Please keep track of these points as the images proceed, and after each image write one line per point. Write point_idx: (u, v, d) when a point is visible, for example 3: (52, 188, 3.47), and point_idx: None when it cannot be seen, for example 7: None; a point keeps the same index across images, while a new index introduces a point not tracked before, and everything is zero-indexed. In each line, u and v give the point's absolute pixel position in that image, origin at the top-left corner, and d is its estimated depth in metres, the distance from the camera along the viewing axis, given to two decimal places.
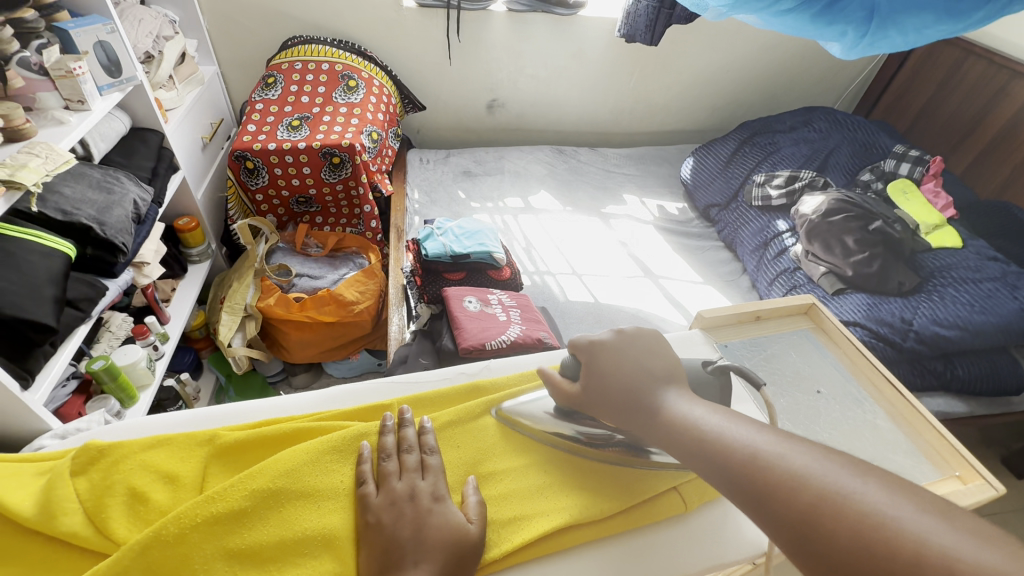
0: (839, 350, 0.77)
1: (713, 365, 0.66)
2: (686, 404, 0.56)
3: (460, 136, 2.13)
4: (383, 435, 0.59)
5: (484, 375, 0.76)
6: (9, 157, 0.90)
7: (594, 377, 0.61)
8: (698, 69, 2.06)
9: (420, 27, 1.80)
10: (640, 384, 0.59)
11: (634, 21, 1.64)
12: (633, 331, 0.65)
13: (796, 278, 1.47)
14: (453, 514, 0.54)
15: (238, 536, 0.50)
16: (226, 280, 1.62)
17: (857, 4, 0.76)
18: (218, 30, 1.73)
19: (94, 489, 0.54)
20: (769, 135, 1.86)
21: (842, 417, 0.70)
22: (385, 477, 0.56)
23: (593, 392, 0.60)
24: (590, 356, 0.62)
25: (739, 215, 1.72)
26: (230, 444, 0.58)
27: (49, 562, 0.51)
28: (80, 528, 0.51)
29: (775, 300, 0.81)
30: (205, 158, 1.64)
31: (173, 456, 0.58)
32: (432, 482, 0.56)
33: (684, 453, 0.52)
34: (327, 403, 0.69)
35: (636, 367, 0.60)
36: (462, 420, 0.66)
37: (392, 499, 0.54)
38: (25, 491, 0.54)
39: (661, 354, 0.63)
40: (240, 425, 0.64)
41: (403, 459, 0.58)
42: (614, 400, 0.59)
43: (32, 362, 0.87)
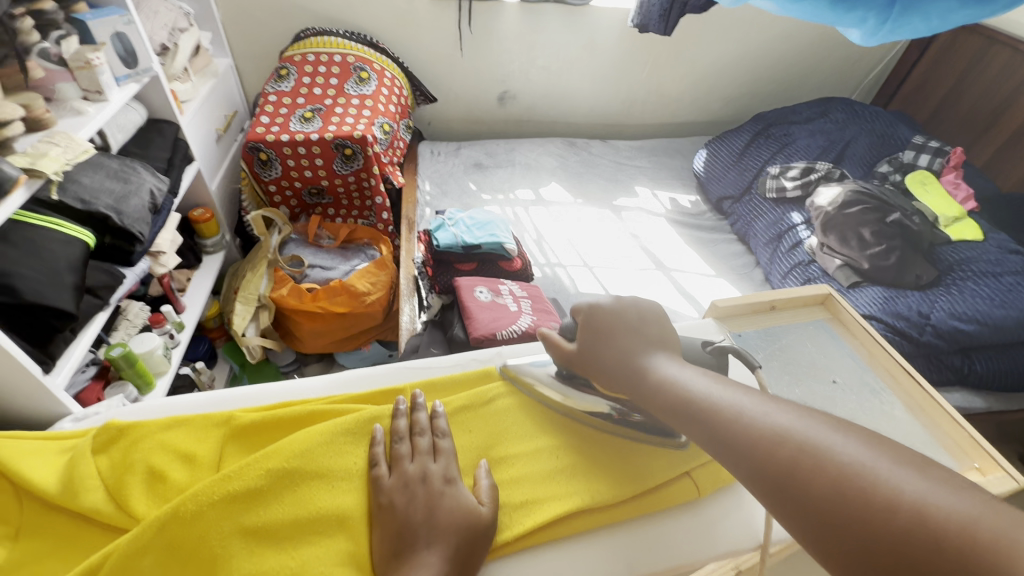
0: (856, 342, 0.76)
1: (712, 346, 0.67)
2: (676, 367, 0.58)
3: (471, 129, 2.13)
4: (396, 418, 0.60)
5: (496, 362, 0.76)
6: (30, 146, 0.91)
7: (588, 341, 0.64)
8: (712, 60, 2.03)
9: (432, 18, 1.80)
10: (633, 349, 0.60)
11: (648, 9, 1.62)
12: (632, 300, 0.67)
13: (810, 271, 1.45)
14: (464, 497, 0.54)
15: (254, 515, 0.51)
16: (240, 271, 1.64)
17: None
18: (232, 23, 1.74)
19: (114, 468, 0.55)
20: (784, 126, 1.83)
21: (858, 408, 0.69)
22: (397, 459, 0.56)
23: (586, 353, 0.63)
24: (586, 321, 0.64)
25: (752, 207, 1.70)
26: (245, 424, 0.59)
27: (71, 538, 0.53)
28: (102, 505, 0.53)
29: (790, 291, 0.80)
30: (220, 150, 1.66)
31: (191, 436, 0.59)
32: (444, 465, 0.56)
33: (670, 412, 0.54)
34: (341, 387, 0.69)
35: (629, 331, 0.62)
36: (474, 405, 0.66)
37: (404, 482, 0.54)
38: (50, 469, 0.56)
39: (656, 325, 0.65)
40: (255, 407, 0.65)
41: (416, 441, 0.58)
42: (608, 363, 0.61)
43: (52, 347, 0.89)
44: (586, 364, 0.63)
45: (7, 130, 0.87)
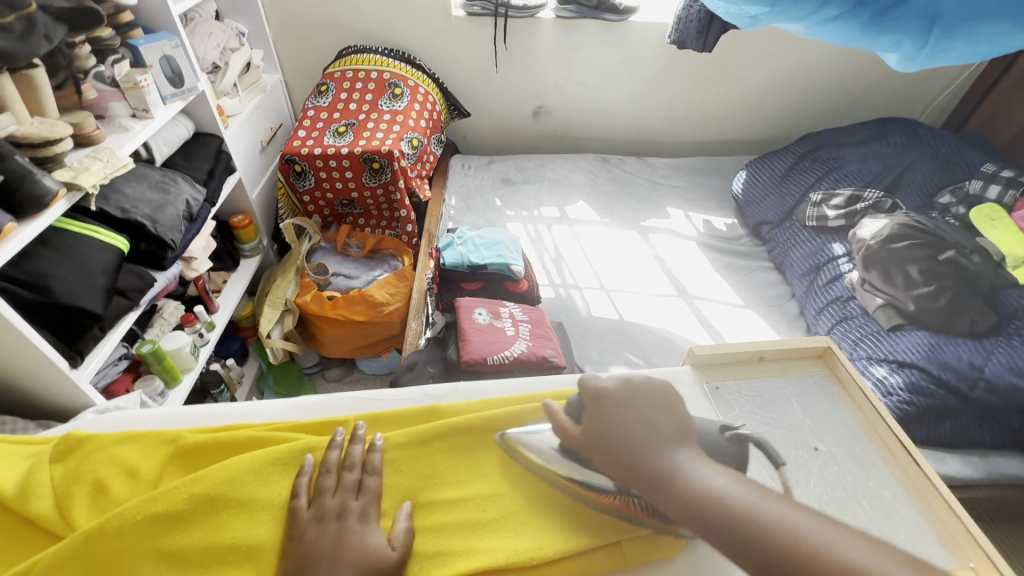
0: (852, 404, 0.69)
1: (732, 434, 0.57)
2: (705, 471, 0.48)
3: (505, 143, 2.14)
4: (329, 449, 0.62)
5: (448, 399, 0.73)
6: (77, 161, 1.02)
7: (594, 418, 0.56)
8: (759, 76, 1.92)
9: (469, 35, 1.83)
10: (654, 436, 0.52)
11: (685, 26, 1.56)
12: (643, 384, 0.58)
13: (847, 309, 1.35)
14: (373, 538, 0.54)
15: (171, 538, 0.54)
16: (273, 275, 1.73)
17: (918, 8, 0.63)
18: (283, 41, 1.85)
19: (66, 478, 0.60)
20: (834, 149, 1.70)
21: (838, 480, 0.60)
22: (319, 493, 0.58)
23: (594, 449, 0.54)
24: (594, 402, 0.57)
25: (791, 235, 1.59)
26: (190, 445, 0.63)
27: (15, 539, 0.57)
28: (46, 512, 0.57)
29: (782, 340, 0.73)
30: (263, 160, 1.77)
31: (141, 451, 0.63)
32: (363, 503, 0.58)
33: (711, 532, 0.44)
34: (291, 413, 0.71)
35: (640, 424, 0.53)
36: (413, 443, 0.65)
37: (320, 515, 0.55)
38: (12, 472, 0.61)
39: (674, 413, 0.55)
40: (206, 428, 0.68)
41: (342, 476, 0.60)
42: (621, 458, 0.51)
43: (81, 344, 0.98)
44: (594, 455, 0.54)
45: (57, 146, 0.96)
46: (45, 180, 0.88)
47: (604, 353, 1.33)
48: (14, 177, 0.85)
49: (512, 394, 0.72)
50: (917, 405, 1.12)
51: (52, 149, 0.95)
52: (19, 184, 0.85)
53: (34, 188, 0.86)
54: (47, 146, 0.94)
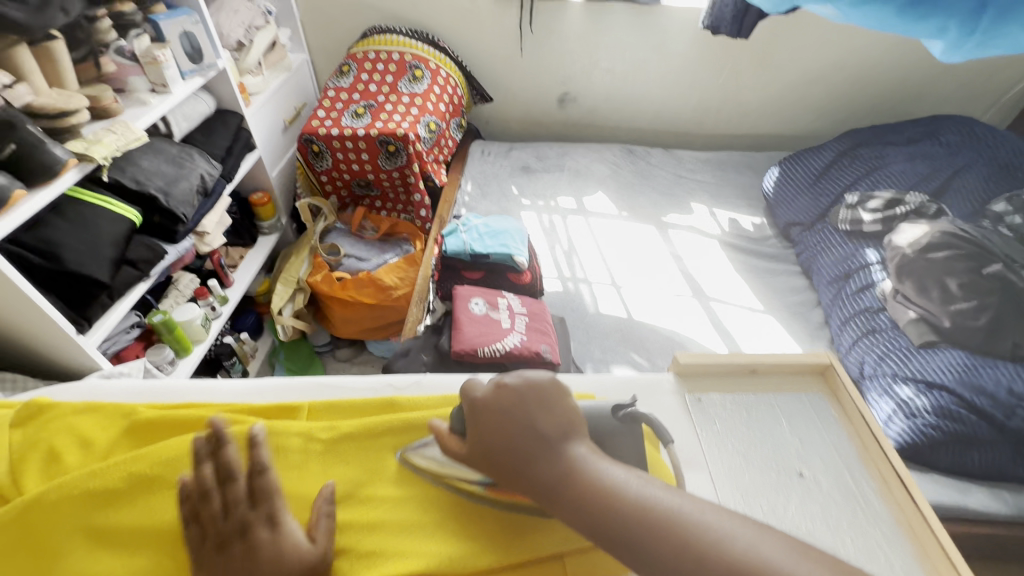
0: (852, 429, 0.65)
1: (624, 412, 0.58)
2: (596, 467, 0.49)
3: (529, 130, 2.09)
4: (202, 467, 0.54)
5: (411, 391, 0.72)
6: (92, 132, 1.04)
7: (477, 432, 0.53)
8: (802, 65, 1.79)
9: (494, 17, 1.79)
10: (541, 445, 0.50)
11: (720, 9, 1.46)
12: (520, 384, 0.54)
13: (875, 321, 1.24)
14: (290, 536, 0.52)
15: (109, 515, 0.55)
16: (289, 254, 1.76)
17: None
18: (311, 21, 1.86)
19: (24, 444, 0.61)
20: (876, 148, 1.58)
21: (820, 513, 0.58)
22: (210, 515, 0.52)
23: (484, 466, 0.53)
24: (474, 416, 0.54)
25: (822, 239, 1.48)
26: (142, 420, 0.63)
27: None
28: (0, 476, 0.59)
29: (777, 354, 0.69)
30: (285, 139, 1.79)
31: (99, 422, 0.64)
32: (264, 510, 0.52)
33: (607, 537, 0.46)
34: (255, 394, 0.71)
35: (524, 433, 0.51)
36: (364, 435, 0.63)
37: (218, 540, 0.50)
38: None
39: (559, 407, 0.53)
40: (166, 403, 0.69)
41: (229, 490, 0.53)
42: (512, 472, 0.51)
43: (89, 311, 1.02)
44: (486, 470, 0.53)
45: (74, 118, 0.99)
46: (54, 149, 0.91)
47: (608, 352, 1.28)
48: (25, 146, 0.87)
49: None
50: (944, 431, 1.02)
51: (67, 120, 0.98)
52: (29, 153, 0.88)
53: (45, 157, 0.89)
54: (63, 117, 0.97)
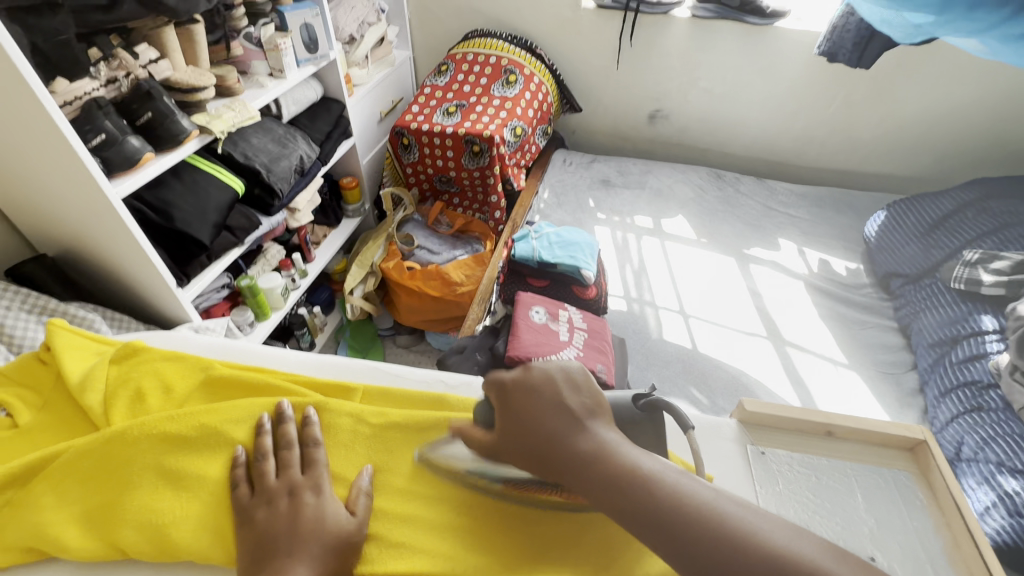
0: (941, 520, 0.56)
1: (644, 402, 0.57)
2: (626, 451, 0.48)
3: (615, 144, 2.06)
4: (260, 435, 0.61)
5: (463, 391, 0.72)
6: (214, 108, 1.15)
7: (505, 411, 0.53)
8: (929, 104, 1.62)
9: (595, 28, 1.78)
10: (567, 427, 0.49)
11: (841, 34, 1.35)
12: (550, 365, 0.54)
13: (983, 398, 1.09)
14: (330, 508, 0.56)
15: (175, 459, 0.60)
16: (366, 238, 1.85)
17: None
18: (418, 20, 1.95)
19: (117, 380, 0.68)
20: (1010, 202, 1.38)
21: None
22: (261, 476, 0.58)
23: (510, 450, 0.51)
24: (502, 396, 0.53)
25: (928, 295, 1.33)
26: (217, 376, 0.68)
27: (70, 419, 0.66)
28: (94, 406, 0.65)
29: (861, 418, 0.61)
30: (379, 130, 1.88)
31: (180, 371, 0.70)
32: (312, 479, 0.58)
33: (641, 521, 0.43)
34: (317, 369, 0.75)
35: (553, 410, 0.50)
36: (411, 427, 0.64)
37: (267, 497, 0.56)
38: (79, 362, 0.70)
39: (587, 391, 0.52)
40: (239, 364, 0.74)
41: (283, 455, 0.60)
42: (541, 449, 0.49)
43: (189, 268, 1.12)
44: (510, 453, 0.51)
45: (200, 94, 1.10)
46: (182, 121, 1.01)
47: (667, 381, 1.23)
48: (158, 114, 0.98)
49: None
50: None
51: (196, 95, 1.09)
52: (161, 121, 0.98)
53: (173, 127, 0.99)
54: (193, 92, 1.09)
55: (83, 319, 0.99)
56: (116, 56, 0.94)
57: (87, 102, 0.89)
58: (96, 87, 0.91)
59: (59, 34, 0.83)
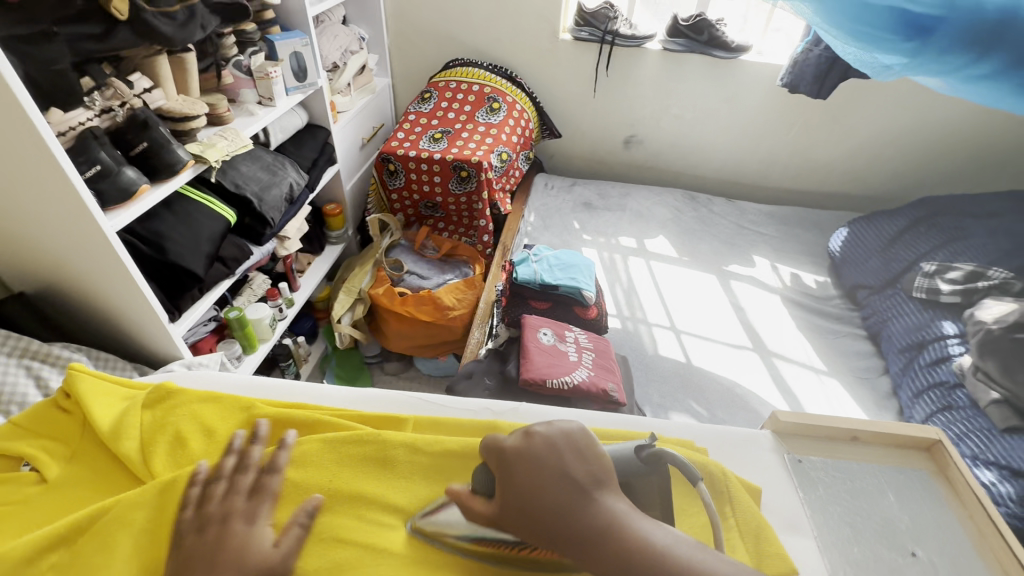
0: (961, 508, 0.60)
1: (647, 453, 0.56)
2: (636, 524, 0.47)
3: (592, 168, 2.13)
4: (225, 455, 0.59)
5: (509, 417, 0.71)
6: (206, 137, 1.12)
7: (509, 485, 0.51)
8: (875, 130, 1.79)
9: (572, 58, 1.86)
10: (574, 503, 0.48)
11: (801, 69, 1.48)
12: (553, 427, 0.53)
13: (952, 397, 1.18)
14: (258, 535, 0.52)
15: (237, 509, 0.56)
16: (352, 264, 1.82)
17: None
18: (398, 49, 1.98)
19: (152, 425, 0.63)
20: (956, 218, 1.52)
21: None
22: (207, 499, 0.54)
23: (516, 526, 0.49)
24: (503, 468, 0.52)
25: (893, 304, 1.44)
26: (262, 415, 0.65)
27: (101, 473, 0.60)
28: (131, 454, 0.60)
29: (881, 423, 0.66)
30: (362, 156, 1.87)
31: (218, 413, 0.65)
32: (252, 505, 0.55)
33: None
34: (356, 402, 0.73)
35: (560, 481, 0.49)
36: (467, 453, 0.63)
37: (201, 522, 0.52)
38: (106, 408, 0.64)
39: (592, 455, 0.52)
40: (279, 401, 0.70)
41: (236, 479, 0.56)
42: (554, 529, 0.47)
43: (181, 301, 1.07)
44: (517, 525, 0.49)
45: (193, 122, 1.06)
46: (178, 151, 0.97)
47: (667, 396, 1.27)
48: (154, 144, 0.94)
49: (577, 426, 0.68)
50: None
51: (189, 124, 1.05)
52: (157, 151, 0.95)
53: (169, 156, 0.96)
54: (187, 121, 1.05)
55: (68, 359, 0.95)
56: (109, 84, 0.92)
57: (82, 132, 0.86)
58: (90, 117, 0.88)
59: (54, 63, 0.80)
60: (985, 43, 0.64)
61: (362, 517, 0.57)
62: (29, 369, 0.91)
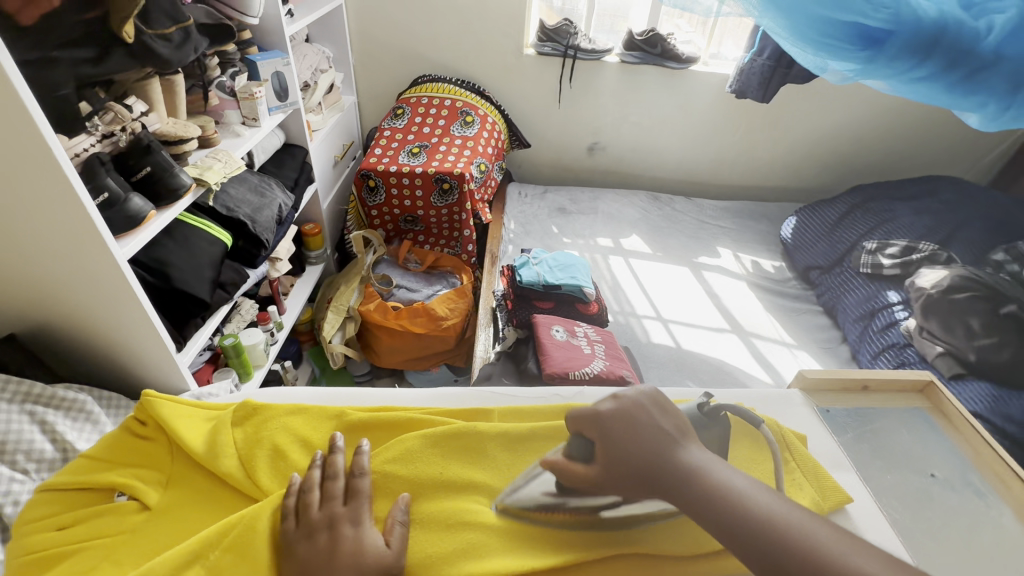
0: (961, 437, 0.78)
1: (706, 409, 0.69)
2: (718, 472, 0.53)
3: (559, 175, 2.23)
4: (310, 467, 0.62)
5: (578, 400, 0.82)
6: (198, 160, 1.09)
7: (603, 442, 0.59)
8: (809, 128, 2.01)
9: (537, 71, 1.95)
10: (661, 452, 0.55)
11: (748, 78, 1.65)
12: (643, 396, 0.62)
13: (905, 355, 1.33)
14: (368, 538, 0.55)
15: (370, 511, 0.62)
16: (334, 283, 1.80)
17: (1006, 76, 0.58)
18: (362, 66, 1.98)
19: (247, 441, 0.68)
20: (885, 202, 1.74)
21: (959, 506, 0.70)
22: (305, 508, 0.58)
23: (611, 466, 0.57)
24: (599, 423, 0.60)
25: (843, 281, 1.61)
26: (356, 420, 0.71)
27: (206, 492, 0.64)
28: (234, 470, 0.64)
29: (885, 374, 0.84)
30: (335, 174, 1.86)
31: (308, 424, 0.71)
32: (352, 508, 0.58)
33: (726, 530, 0.49)
34: (433, 401, 0.80)
35: (651, 433, 0.57)
36: (556, 435, 0.71)
37: (308, 530, 0.55)
38: (196, 431, 0.68)
39: (676, 420, 0.60)
40: (362, 407, 0.76)
41: (327, 486, 0.61)
42: (644, 473, 0.55)
43: (186, 330, 1.03)
44: (612, 472, 0.57)
45: (185, 145, 1.03)
46: (181, 174, 0.95)
47: (665, 380, 1.36)
48: (157, 168, 0.92)
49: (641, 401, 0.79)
50: None
51: (182, 147, 1.02)
52: (160, 175, 0.92)
53: (173, 180, 0.93)
54: (179, 143, 1.02)
55: (73, 401, 0.89)
56: (108, 109, 0.86)
57: (88, 158, 0.82)
58: (93, 143, 0.83)
59: (58, 88, 0.77)
60: (919, 49, 0.59)
61: (469, 496, 0.65)
62: (33, 414, 0.84)
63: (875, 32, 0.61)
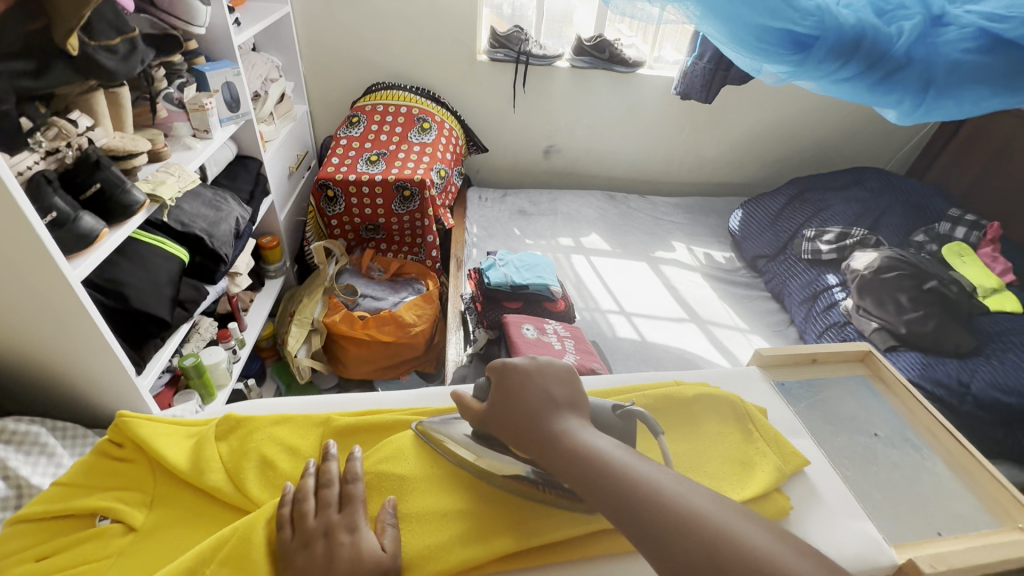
0: (898, 399, 0.87)
1: (622, 410, 0.68)
2: (585, 434, 0.58)
3: (516, 179, 2.27)
4: (304, 476, 0.63)
5: None
6: (150, 175, 1.05)
7: (496, 395, 0.65)
8: (748, 126, 2.14)
9: (490, 77, 1.98)
10: (540, 411, 0.61)
11: (691, 80, 1.74)
12: (548, 361, 0.67)
13: (846, 333, 1.45)
14: (366, 541, 0.56)
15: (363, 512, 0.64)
16: (296, 296, 1.76)
17: (917, 75, 0.66)
18: (314, 75, 1.95)
19: (234, 453, 0.67)
20: (820, 193, 1.88)
21: (900, 460, 0.79)
22: (301, 517, 0.58)
23: (497, 415, 0.64)
24: (499, 375, 0.66)
25: (788, 267, 1.73)
26: (343, 426, 0.72)
27: (194, 509, 0.63)
28: (223, 484, 0.64)
29: (831, 346, 0.92)
30: (291, 184, 1.82)
31: (294, 432, 0.72)
32: (348, 515, 0.59)
33: (578, 481, 0.55)
34: (418, 400, 0.82)
35: (537, 393, 0.63)
36: None
37: (304, 540, 0.56)
38: (178, 448, 0.67)
39: (567, 386, 0.64)
40: (346, 412, 0.78)
41: (322, 495, 0.61)
42: (523, 425, 0.61)
43: (145, 351, 0.99)
44: (498, 421, 0.64)
45: (135, 160, 0.99)
46: (134, 191, 0.91)
47: (632, 370, 1.42)
48: (109, 185, 0.88)
49: (612, 387, 0.83)
50: None
51: (130, 161, 0.98)
52: (111, 192, 0.88)
53: (126, 197, 0.90)
54: (129, 158, 0.98)
55: (25, 434, 0.84)
56: (52, 123, 0.83)
57: (33, 176, 0.79)
58: (37, 160, 0.80)
59: None
60: (846, 50, 0.66)
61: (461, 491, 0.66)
62: None
63: (802, 38, 0.68)
